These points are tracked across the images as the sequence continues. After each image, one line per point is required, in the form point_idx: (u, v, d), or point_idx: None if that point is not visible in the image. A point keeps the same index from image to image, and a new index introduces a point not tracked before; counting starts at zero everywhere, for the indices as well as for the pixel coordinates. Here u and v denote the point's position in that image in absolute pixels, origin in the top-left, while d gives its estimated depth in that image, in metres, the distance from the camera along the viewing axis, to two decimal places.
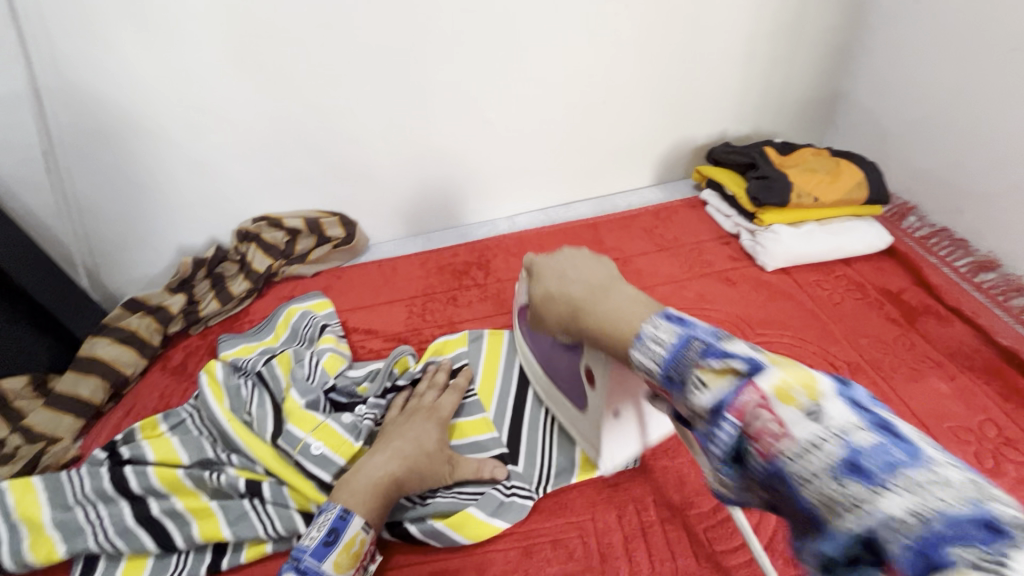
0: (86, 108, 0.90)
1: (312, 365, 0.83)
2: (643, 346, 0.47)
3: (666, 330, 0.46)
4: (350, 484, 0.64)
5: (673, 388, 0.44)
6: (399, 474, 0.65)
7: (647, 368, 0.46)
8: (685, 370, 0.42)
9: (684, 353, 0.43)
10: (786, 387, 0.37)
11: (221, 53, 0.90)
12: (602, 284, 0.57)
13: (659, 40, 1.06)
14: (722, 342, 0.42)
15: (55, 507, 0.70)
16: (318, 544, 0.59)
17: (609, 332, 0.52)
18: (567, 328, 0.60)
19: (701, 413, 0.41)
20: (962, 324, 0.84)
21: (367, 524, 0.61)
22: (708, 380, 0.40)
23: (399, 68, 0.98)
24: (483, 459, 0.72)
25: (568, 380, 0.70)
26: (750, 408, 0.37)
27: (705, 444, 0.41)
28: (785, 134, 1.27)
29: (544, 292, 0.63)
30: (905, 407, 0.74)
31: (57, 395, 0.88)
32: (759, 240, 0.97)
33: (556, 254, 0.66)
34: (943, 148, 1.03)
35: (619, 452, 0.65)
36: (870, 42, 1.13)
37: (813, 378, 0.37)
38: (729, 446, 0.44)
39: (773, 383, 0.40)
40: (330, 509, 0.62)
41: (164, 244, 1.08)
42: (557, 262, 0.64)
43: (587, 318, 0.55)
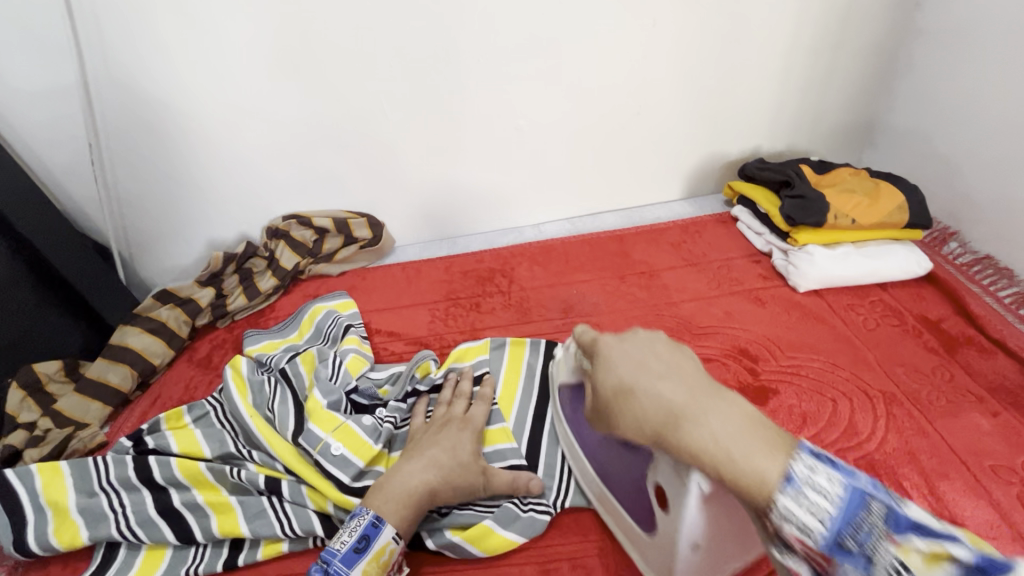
0: (130, 102, 0.93)
1: (336, 365, 0.83)
2: (794, 494, 0.41)
3: (825, 477, 0.42)
4: (383, 490, 0.64)
5: (843, 558, 0.39)
6: (433, 484, 0.65)
7: (796, 521, 0.41)
8: (869, 543, 0.38)
9: (863, 517, 0.39)
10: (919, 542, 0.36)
11: (261, 53, 0.92)
12: (706, 389, 0.51)
13: (696, 51, 1.05)
14: (900, 508, 0.40)
15: (80, 493, 0.71)
16: (350, 549, 0.59)
17: (721, 465, 0.46)
18: (654, 438, 0.52)
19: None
20: (1006, 357, 0.80)
21: (398, 534, 0.61)
22: (916, 567, 0.36)
23: (434, 73, 0.98)
24: (517, 472, 0.69)
25: (629, 493, 0.63)
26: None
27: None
28: (820, 152, 1.24)
29: (623, 384, 0.56)
30: (943, 441, 0.71)
31: (87, 381, 0.89)
32: (792, 260, 0.95)
33: (629, 339, 0.61)
34: (989, 173, 0.99)
35: (627, 495, 0.64)
36: (915, 61, 1.10)
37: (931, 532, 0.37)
38: (771, 498, 0.42)
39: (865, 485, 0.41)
40: (362, 513, 0.61)
41: (195, 237, 1.10)
42: (632, 350, 0.59)
43: (685, 432, 0.49)
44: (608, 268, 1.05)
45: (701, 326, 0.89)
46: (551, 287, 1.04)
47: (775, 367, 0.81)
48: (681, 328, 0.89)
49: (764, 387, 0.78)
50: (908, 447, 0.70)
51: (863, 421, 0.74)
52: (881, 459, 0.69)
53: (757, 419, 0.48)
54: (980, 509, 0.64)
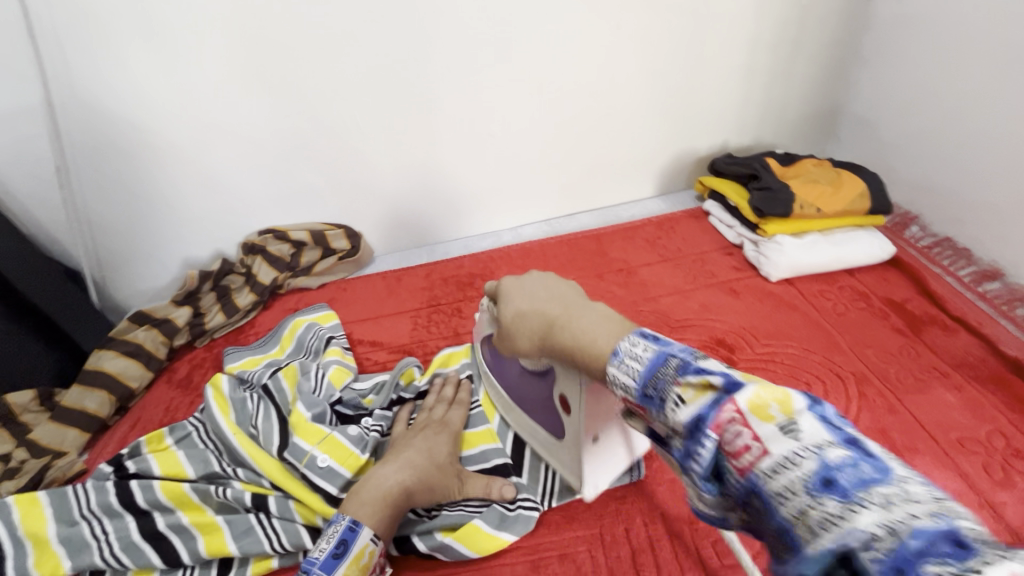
0: (95, 122, 0.91)
1: (318, 378, 0.83)
2: (618, 362, 0.45)
3: (703, 380, 0.38)
4: (359, 495, 0.64)
5: (650, 406, 0.42)
6: (409, 484, 0.66)
7: (621, 385, 0.45)
8: (663, 389, 0.40)
9: (660, 371, 0.41)
10: (762, 403, 0.36)
11: (229, 68, 0.92)
12: (577, 301, 0.56)
13: (662, 51, 1.07)
14: (696, 359, 0.41)
15: (61, 522, 0.70)
16: (328, 555, 0.58)
17: (585, 354, 0.50)
18: (540, 346, 0.59)
19: (679, 430, 0.39)
20: (967, 334, 0.84)
21: (376, 536, 0.61)
22: (688, 399, 0.38)
23: (406, 83, 0.99)
24: (492, 477, 0.71)
25: (543, 412, 0.69)
26: (723, 422, 0.36)
27: (685, 463, 0.38)
28: (786, 145, 1.27)
29: (516, 312, 0.61)
30: (912, 418, 0.74)
31: (63, 409, 0.87)
32: (763, 251, 0.98)
33: (525, 276, 0.65)
34: (945, 158, 1.03)
35: (542, 414, 0.70)
36: (869, 53, 1.15)
37: (786, 394, 0.36)
38: (604, 367, 0.47)
39: (752, 390, 0.37)
40: (338, 520, 0.61)
41: (170, 257, 1.09)
42: (526, 285, 0.63)
43: (560, 333, 0.54)
44: (586, 267, 1.06)
45: (678, 319, 0.91)
46: None
47: (751, 355, 0.84)
48: (660, 322, 0.91)
49: None
50: (880, 425, 0.73)
51: (837, 403, 0.76)
52: None
53: (613, 312, 0.53)
54: (950, 480, 0.67)
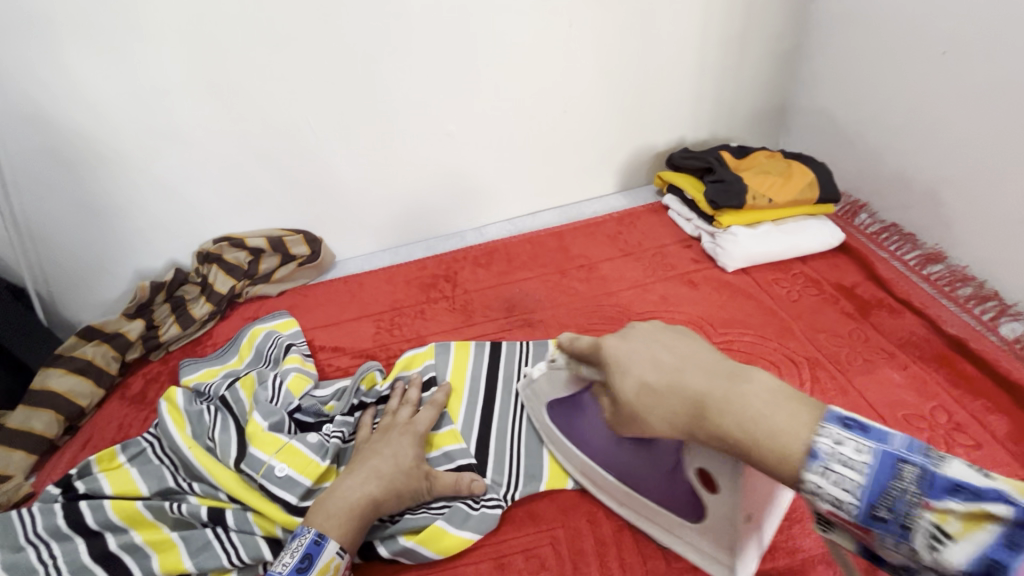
0: (32, 131, 0.88)
1: (276, 387, 0.81)
2: (825, 474, 0.44)
3: (848, 439, 0.44)
4: (324, 507, 0.63)
5: (880, 528, 0.42)
6: (375, 495, 0.65)
7: (828, 497, 0.44)
8: (908, 513, 0.40)
9: (894, 485, 0.41)
10: (952, 498, 0.39)
11: (173, 72, 0.89)
12: (721, 372, 0.54)
13: (615, 48, 1.09)
14: (924, 458, 0.41)
15: (4, 549, 0.67)
16: (292, 569, 0.57)
17: (760, 445, 0.48)
18: (686, 431, 0.54)
19: (950, 571, 0.38)
20: (912, 315, 0.87)
21: (342, 548, 0.61)
22: (955, 532, 0.38)
23: (358, 84, 0.98)
24: (460, 473, 0.70)
25: (658, 487, 0.63)
26: (1023, 567, 0.35)
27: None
28: (741, 138, 1.30)
29: (641, 385, 0.58)
30: (861, 398, 0.76)
31: (8, 432, 0.84)
32: (719, 242, 0.99)
33: (631, 337, 0.63)
34: (888, 147, 1.07)
35: (657, 488, 0.63)
36: (814, 47, 1.18)
37: (1007, 492, 0.37)
38: (798, 473, 0.45)
39: (891, 441, 0.43)
40: (303, 533, 0.60)
41: (121, 269, 1.05)
42: (637, 347, 0.61)
43: (717, 422, 0.51)
44: (548, 264, 1.07)
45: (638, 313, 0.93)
46: (494, 288, 1.04)
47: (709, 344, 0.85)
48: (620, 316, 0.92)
49: None
50: None
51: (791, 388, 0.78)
52: None
53: (778, 387, 0.51)
54: None
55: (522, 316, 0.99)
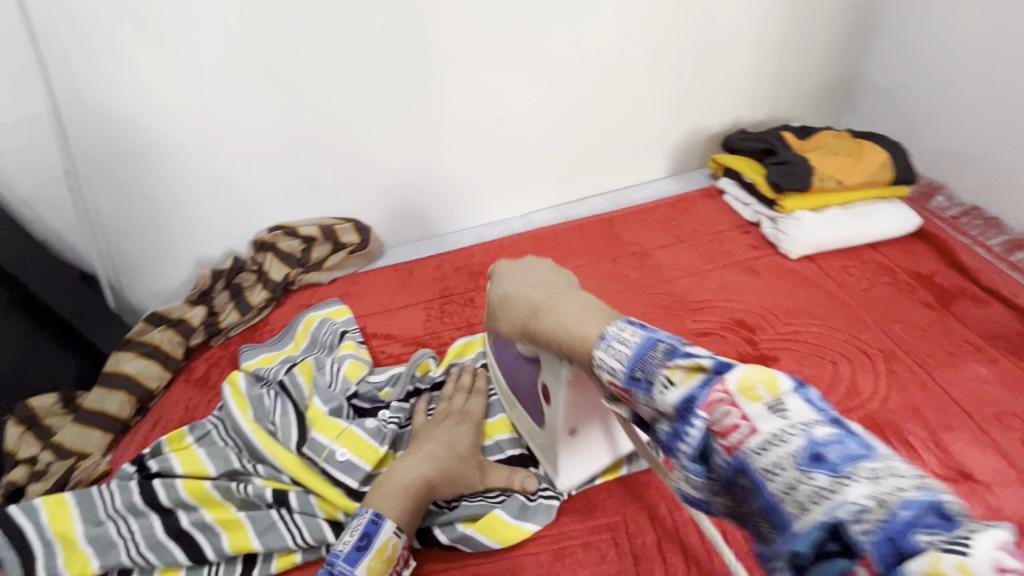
0: (100, 124, 0.91)
1: (333, 372, 0.83)
2: (605, 346, 0.44)
3: (630, 331, 0.44)
4: (383, 487, 0.64)
5: (635, 387, 0.41)
6: (432, 475, 0.65)
7: (607, 366, 0.44)
8: (651, 371, 0.40)
9: (649, 354, 0.41)
10: (758, 395, 0.35)
11: (230, 63, 0.91)
12: (564, 289, 0.55)
13: (669, 23, 1.04)
14: (687, 345, 0.41)
15: (87, 522, 0.70)
16: (351, 548, 0.58)
17: (562, 336, 0.50)
18: (523, 330, 0.56)
19: (667, 411, 0.39)
20: (1000, 306, 0.81)
21: (399, 529, 0.61)
22: (677, 380, 0.38)
23: (409, 71, 0.98)
24: (515, 468, 0.70)
25: (593, 475, 0.63)
26: (711, 402, 0.36)
27: (672, 444, 0.38)
28: (801, 118, 1.23)
29: (503, 295, 0.60)
30: (944, 393, 0.71)
31: (86, 412, 0.88)
32: (781, 227, 0.95)
33: (521, 262, 0.63)
34: (973, 123, 0.99)
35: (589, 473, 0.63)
36: (888, 17, 1.10)
37: (774, 375, 0.36)
38: (590, 351, 0.46)
39: (669, 334, 0.42)
40: (361, 513, 0.61)
41: (183, 257, 1.09)
42: (520, 269, 0.62)
43: (544, 317, 0.52)
44: (598, 252, 1.04)
45: (696, 301, 0.89)
46: None
47: (773, 335, 0.81)
48: (676, 305, 0.89)
49: (763, 355, 0.79)
50: (911, 402, 0.70)
51: (865, 381, 0.74)
52: (884, 416, 0.69)
53: (596, 305, 0.50)
54: (988, 457, 0.65)
55: None
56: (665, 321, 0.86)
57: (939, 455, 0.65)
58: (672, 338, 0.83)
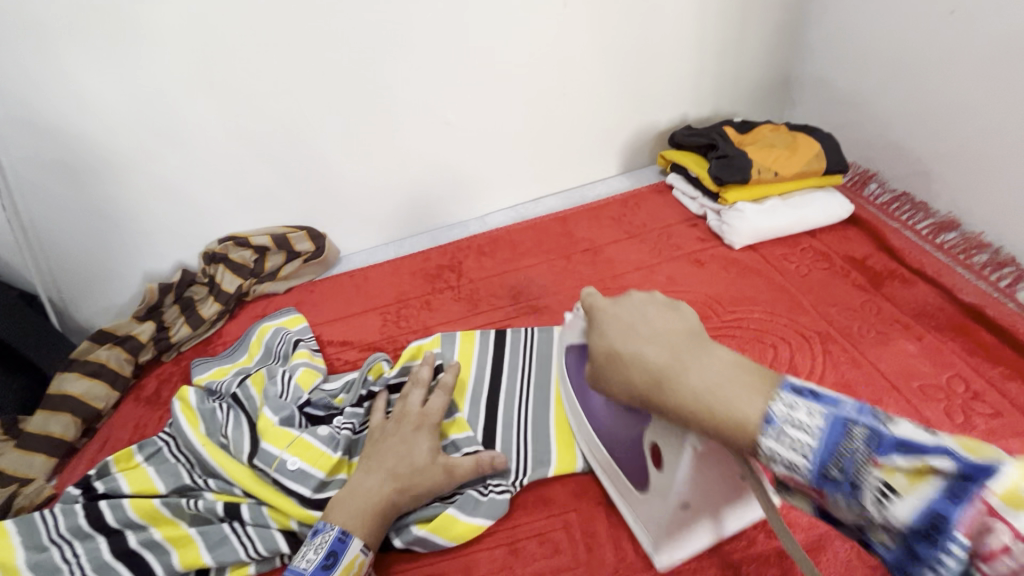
0: (34, 138, 0.89)
1: (285, 381, 0.81)
2: (774, 434, 0.41)
3: (805, 412, 0.40)
4: (346, 510, 0.63)
5: (832, 488, 0.38)
6: (393, 497, 0.64)
7: (782, 460, 0.40)
8: (857, 472, 0.36)
9: (844, 444, 0.38)
10: (1017, 488, 0.31)
11: (168, 73, 0.89)
12: (689, 346, 0.53)
13: (612, 25, 1.06)
14: (885, 425, 0.37)
15: (29, 549, 0.68)
16: (317, 566, 0.57)
17: (702, 410, 0.46)
18: (642, 397, 0.54)
19: (896, 528, 0.35)
20: (925, 285, 0.85)
21: (366, 546, 0.61)
22: (900, 487, 0.34)
23: (355, 76, 0.98)
24: (478, 455, 0.69)
25: (631, 462, 0.64)
26: (969, 520, 0.32)
27: (897, 557, 0.35)
28: (744, 113, 1.28)
29: (610, 352, 0.59)
30: (875, 369, 0.75)
31: (29, 436, 0.85)
32: (725, 219, 0.98)
33: (621, 305, 0.65)
34: (898, 113, 1.04)
35: (629, 455, 0.64)
36: (818, 15, 1.15)
37: (1010, 458, 0.32)
38: (756, 440, 0.42)
39: (849, 410, 0.39)
40: (326, 530, 0.61)
41: (130, 273, 1.06)
42: (625, 313, 0.62)
43: (671, 388, 0.50)
44: (553, 250, 1.06)
45: None
46: (499, 277, 1.04)
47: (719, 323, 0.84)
48: None
49: None
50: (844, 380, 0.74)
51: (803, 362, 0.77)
52: None
53: (745, 373, 0.46)
54: None
55: (528, 303, 0.98)
56: None
57: None
58: None
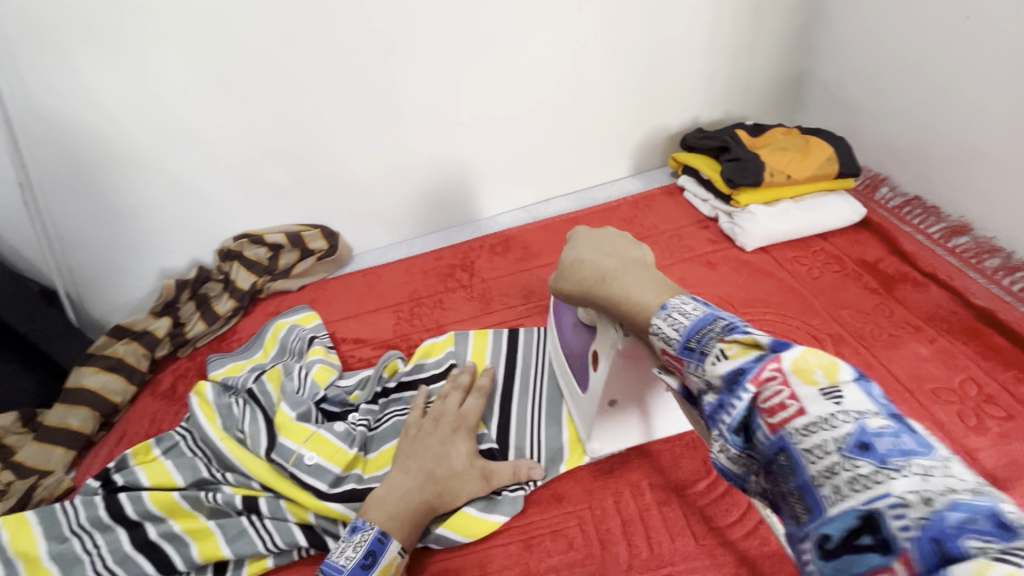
0: (56, 136, 0.90)
1: (302, 377, 0.83)
2: (665, 316, 0.46)
3: (693, 307, 0.45)
4: (386, 506, 0.63)
5: (687, 356, 0.42)
6: (432, 500, 0.64)
7: (662, 335, 0.45)
8: (705, 342, 0.41)
9: (708, 328, 0.42)
10: (805, 366, 0.35)
11: (187, 72, 0.91)
12: (636, 263, 0.57)
13: (625, 28, 1.07)
14: (743, 325, 0.42)
15: (51, 539, 0.69)
16: (355, 565, 0.58)
17: (621, 304, 0.53)
18: (586, 292, 0.59)
19: (715, 382, 0.39)
20: (938, 288, 0.85)
21: (403, 548, 0.61)
22: (731, 354, 0.39)
23: (371, 76, 0.99)
24: (517, 463, 0.70)
25: (580, 361, 0.73)
26: (766, 381, 0.36)
27: (713, 415, 0.39)
28: (756, 116, 1.28)
29: (575, 259, 0.61)
30: (887, 372, 0.75)
31: (47, 429, 0.86)
32: (737, 221, 0.98)
33: (597, 230, 0.65)
34: (910, 118, 1.04)
35: (580, 365, 0.73)
36: (831, 19, 1.15)
37: (833, 361, 0.36)
38: (649, 321, 0.48)
39: (727, 313, 0.43)
40: (365, 527, 0.61)
41: (146, 269, 1.07)
42: (596, 237, 0.63)
43: (610, 284, 0.55)
44: None
45: None
46: (511, 276, 1.05)
47: None
48: None
49: None
50: None
51: None
52: None
53: (664, 276, 0.54)
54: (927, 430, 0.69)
55: (540, 303, 0.99)
56: None
57: None
58: None
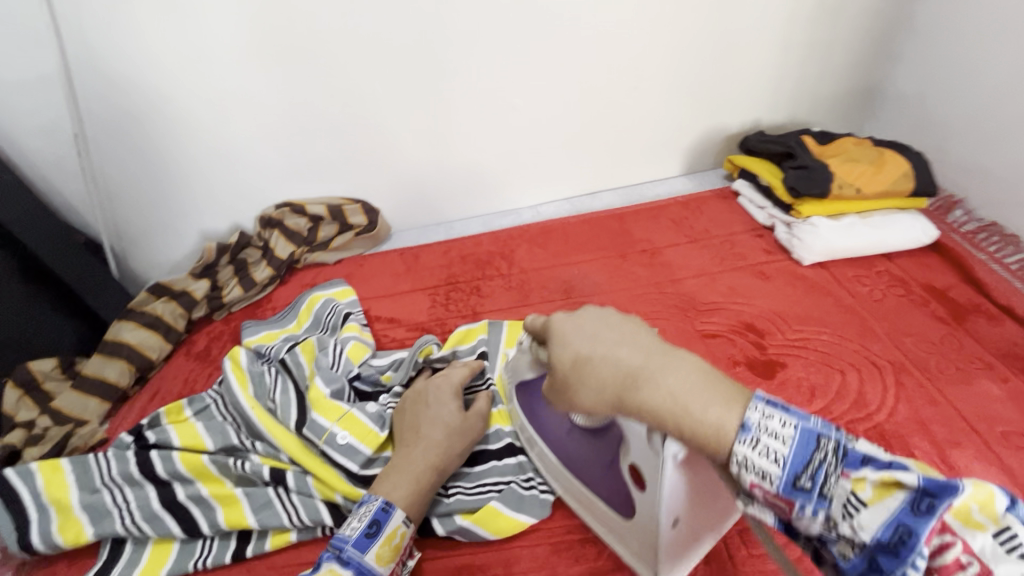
0: (111, 89, 0.90)
1: (336, 353, 0.82)
2: (750, 442, 0.39)
3: (780, 421, 0.39)
4: (390, 477, 0.63)
5: (801, 499, 0.38)
6: (439, 463, 0.65)
7: (753, 467, 0.39)
8: (826, 482, 0.37)
9: (745, 423, 0.39)
10: (965, 508, 0.34)
11: (244, 34, 0.89)
12: (660, 347, 0.47)
13: (694, 19, 1.02)
14: (848, 440, 0.39)
15: (83, 489, 0.70)
16: (361, 534, 0.57)
17: (681, 422, 0.43)
18: (615, 404, 0.48)
19: (857, 540, 0.35)
20: (1014, 324, 0.80)
21: (407, 518, 0.60)
22: (867, 499, 0.35)
23: (426, 50, 0.96)
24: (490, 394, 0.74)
25: (601, 480, 0.62)
26: (928, 535, 0.33)
27: (858, 574, 0.36)
28: (822, 124, 1.22)
29: (576, 357, 0.50)
30: (953, 409, 0.71)
31: (85, 378, 0.88)
32: (796, 232, 0.94)
33: (577, 312, 0.55)
34: (996, 139, 0.97)
35: (599, 481, 0.62)
36: (917, 26, 1.07)
37: (988, 491, 0.34)
38: (729, 448, 0.40)
39: (818, 424, 0.39)
40: (372, 500, 0.60)
41: (187, 229, 1.08)
42: (586, 322, 0.53)
43: (648, 389, 0.45)
44: (608, 247, 1.03)
45: (705, 303, 0.88)
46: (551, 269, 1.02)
47: (783, 341, 0.81)
48: (686, 305, 0.88)
49: (772, 360, 0.78)
50: (919, 416, 0.70)
51: (873, 393, 0.73)
52: (891, 428, 0.69)
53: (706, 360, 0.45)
54: (993, 476, 0.64)
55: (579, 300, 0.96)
56: (674, 322, 0.85)
57: (945, 470, 0.65)
58: (681, 338, 0.82)
